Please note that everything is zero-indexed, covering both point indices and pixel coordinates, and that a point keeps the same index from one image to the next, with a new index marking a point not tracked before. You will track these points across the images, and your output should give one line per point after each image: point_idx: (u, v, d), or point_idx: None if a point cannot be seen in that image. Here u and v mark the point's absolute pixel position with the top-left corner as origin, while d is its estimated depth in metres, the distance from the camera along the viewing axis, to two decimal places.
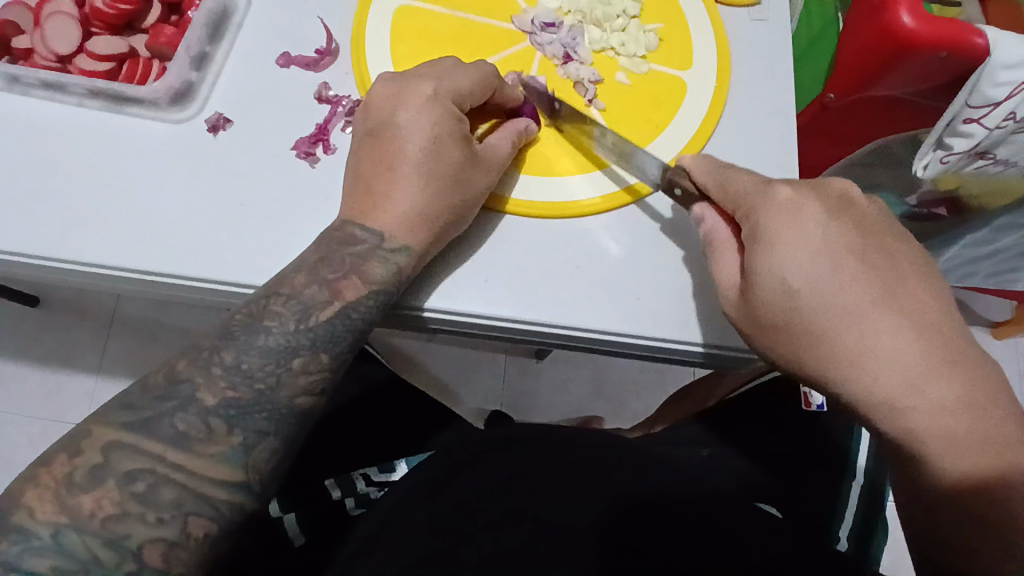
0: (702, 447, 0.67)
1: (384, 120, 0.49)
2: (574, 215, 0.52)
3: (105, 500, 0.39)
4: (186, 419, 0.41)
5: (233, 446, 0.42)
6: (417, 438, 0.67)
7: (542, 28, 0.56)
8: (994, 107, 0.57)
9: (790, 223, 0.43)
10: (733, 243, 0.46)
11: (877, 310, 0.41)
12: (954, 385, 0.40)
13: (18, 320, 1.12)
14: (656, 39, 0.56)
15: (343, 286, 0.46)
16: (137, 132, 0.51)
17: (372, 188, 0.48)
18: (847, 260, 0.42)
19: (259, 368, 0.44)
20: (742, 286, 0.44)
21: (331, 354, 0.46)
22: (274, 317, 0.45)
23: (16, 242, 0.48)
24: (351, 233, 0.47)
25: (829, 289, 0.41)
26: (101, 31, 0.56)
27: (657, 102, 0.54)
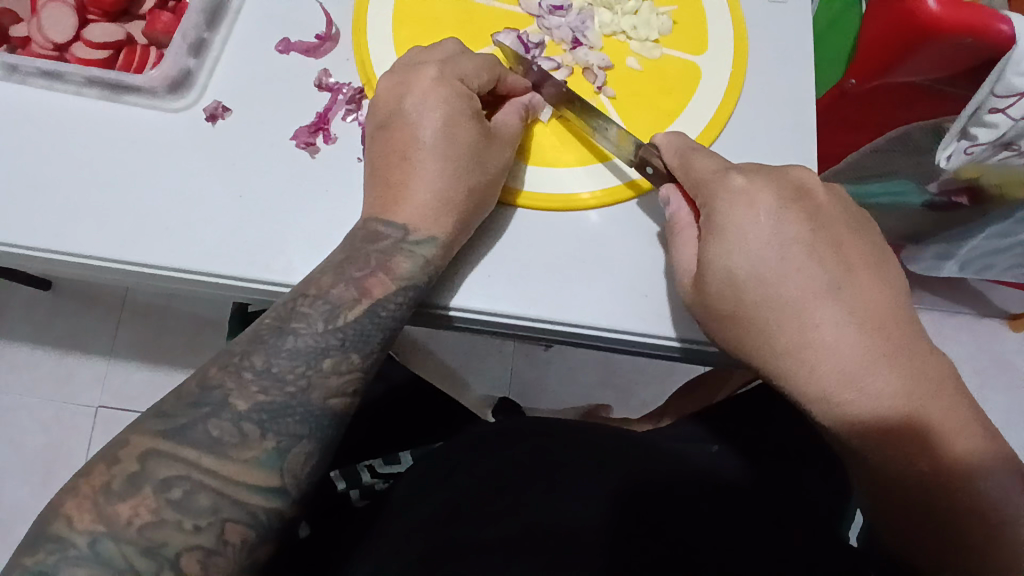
0: (710, 443, 0.66)
1: (393, 112, 0.48)
2: (558, 207, 0.50)
3: (142, 508, 0.38)
4: (219, 425, 0.41)
5: (267, 450, 0.41)
6: (421, 432, 0.68)
7: (550, 11, 0.53)
8: (1019, 97, 0.54)
9: (734, 215, 0.44)
10: (694, 231, 0.47)
11: (819, 305, 0.42)
12: (893, 379, 0.42)
13: (31, 305, 1.13)
14: (670, 22, 0.54)
15: (370, 283, 0.45)
16: (136, 123, 0.50)
17: (391, 180, 0.47)
18: (795, 249, 0.43)
19: (290, 371, 0.43)
20: (697, 276, 0.45)
21: (362, 353, 0.45)
22: (302, 319, 0.44)
23: (24, 237, 0.47)
24: (374, 230, 0.46)
25: (774, 289, 0.43)
26: (98, 17, 0.54)
27: (669, 89, 0.52)
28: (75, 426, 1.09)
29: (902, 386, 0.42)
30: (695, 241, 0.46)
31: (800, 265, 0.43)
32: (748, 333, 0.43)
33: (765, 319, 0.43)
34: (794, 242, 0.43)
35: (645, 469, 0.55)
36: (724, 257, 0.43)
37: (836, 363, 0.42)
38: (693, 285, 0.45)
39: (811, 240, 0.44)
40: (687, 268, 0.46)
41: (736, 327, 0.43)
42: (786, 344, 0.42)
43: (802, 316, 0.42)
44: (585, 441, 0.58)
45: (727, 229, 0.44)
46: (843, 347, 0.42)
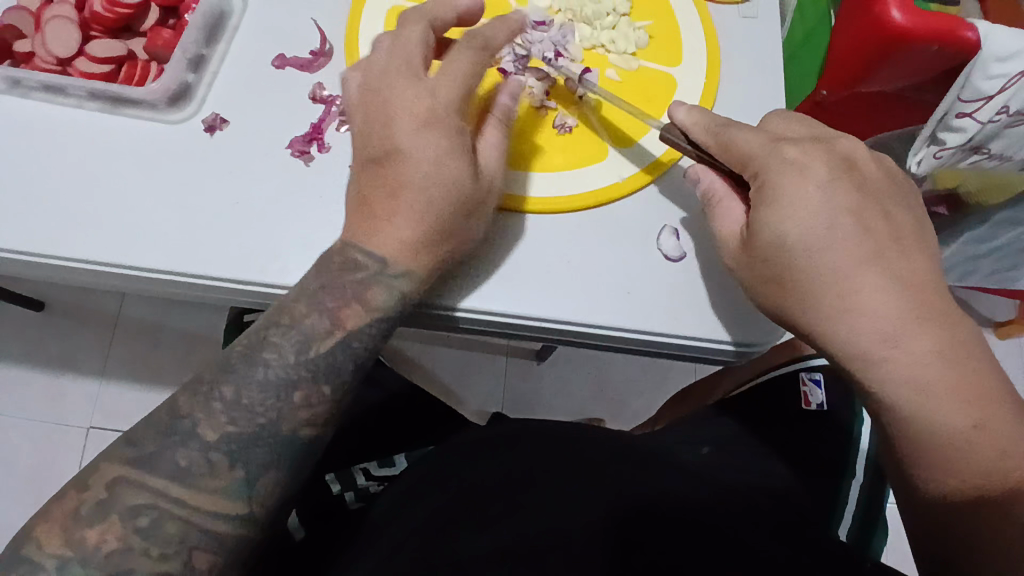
0: (703, 445, 0.66)
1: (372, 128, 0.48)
2: (552, 211, 0.52)
3: (110, 534, 0.39)
4: (187, 454, 0.41)
5: (236, 480, 0.42)
6: (412, 436, 0.68)
7: (532, 27, 0.56)
8: (985, 101, 0.58)
9: (793, 180, 0.45)
10: (733, 201, 0.49)
11: (864, 268, 0.43)
12: (930, 340, 0.42)
13: (25, 323, 1.14)
14: (646, 37, 0.56)
15: (345, 314, 0.45)
16: (136, 135, 0.52)
17: (376, 212, 0.47)
18: (846, 217, 0.44)
19: (260, 403, 0.43)
20: (744, 237, 0.47)
21: (333, 384, 0.45)
22: (274, 349, 0.44)
23: (24, 244, 0.48)
24: (351, 257, 0.46)
25: (821, 251, 0.44)
26: (100, 34, 0.56)
27: (647, 98, 0.55)
28: (67, 447, 1.09)
29: (943, 345, 0.41)
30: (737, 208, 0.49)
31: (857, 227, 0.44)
32: (794, 292, 0.45)
33: (808, 281, 0.44)
34: (847, 209, 0.45)
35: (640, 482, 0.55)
36: (777, 216, 0.45)
37: (876, 321, 0.42)
38: (739, 247, 0.48)
39: (860, 208, 0.45)
40: (732, 232, 0.48)
41: (781, 274, 0.45)
42: (833, 303, 0.43)
43: (850, 279, 0.43)
44: (572, 449, 0.58)
45: (777, 198, 0.45)
46: (886, 309, 0.42)
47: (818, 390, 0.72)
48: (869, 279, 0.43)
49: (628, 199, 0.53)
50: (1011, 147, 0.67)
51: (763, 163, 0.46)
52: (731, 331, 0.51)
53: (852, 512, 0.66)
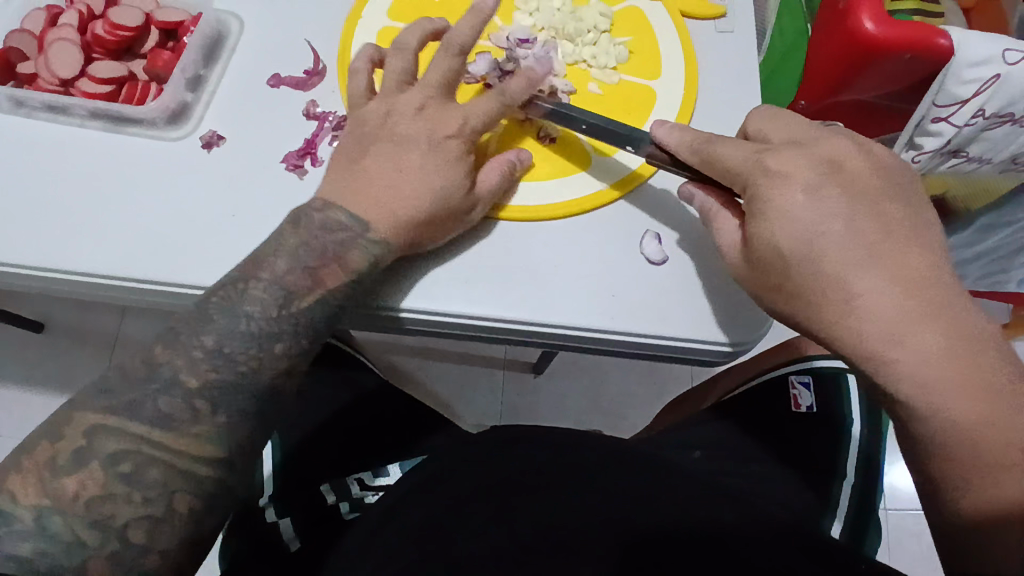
0: (695, 448, 0.68)
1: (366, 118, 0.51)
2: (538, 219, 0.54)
3: (89, 481, 0.39)
4: (169, 401, 0.42)
5: (217, 427, 0.42)
6: (402, 441, 0.69)
7: (517, 44, 0.58)
8: (961, 104, 0.61)
9: (779, 188, 0.44)
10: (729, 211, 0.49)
11: (861, 272, 0.41)
12: (939, 337, 0.39)
13: (26, 343, 1.15)
14: (626, 52, 0.58)
15: (324, 274, 0.47)
16: (135, 152, 0.53)
17: (371, 179, 0.49)
18: (836, 222, 0.43)
19: (240, 352, 0.44)
20: (743, 248, 0.47)
21: (312, 340, 0.46)
22: (255, 303, 0.45)
23: (27, 257, 0.50)
24: (335, 217, 0.48)
25: (816, 257, 0.43)
26: (102, 56, 0.57)
27: (627, 109, 0.57)
28: None
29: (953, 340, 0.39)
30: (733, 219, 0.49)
31: (850, 230, 0.43)
32: (795, 300, 0.44)
33: (805, 287, 0.43)
34: (838, 214, 0.43)
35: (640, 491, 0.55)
36: (765, 228, 0.44)
37: (879, 323, 0.40)
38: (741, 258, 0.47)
39: (852, 210, 0.43)
40: (733, 243, 0.48)
41: (782, 282, 0.44)
42: (832, 308, 0.42)
43: (848, 284, 0.42)
44: (564, 451, 0.59)
45: (766, 208, 0.44)
46: (886, 310, 0.40)
47: (807, 393, 0.73)
48: (864, 283, 0.41)
49: (612, 207, 0.55)
50: (990, 149, 0.69)
51: (748, 179, 0.46)
52: (716, 332, 0.52)
53: (843, 518, 0.66)
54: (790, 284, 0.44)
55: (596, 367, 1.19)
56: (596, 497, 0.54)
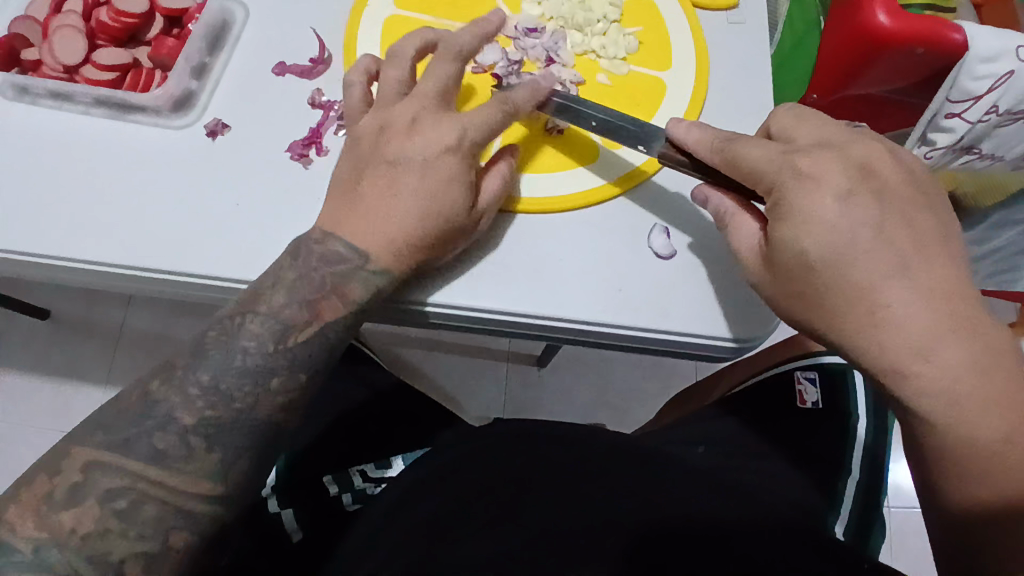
0: (700, 443, 0.67)
1: (376, 125, 0.49)
2: (554, 212, 0.54)
3: (86, 517, 0.40)
4: (164, 438, 0.42)
5: (212, 463, 0.43)
6: (418, 437, 0.69)
7: (525, 34, 0.57)
8: (976, 100, 0.59)
9: (809, 193, 0.42)
10: (747, 215, 0.47)
11: (890, 283, 0.41)
12: (964, 349, 0.39)
13: (31, 333, 1.15)
14: (636, 42, 0.57)
15: (322, 306, 0.47)
16: (140, 140, 0.53)
17: (365, 206, 0.48)
18: (865, 230, 0.42)
19: (237, 388, 0.44)
20: (763, 254, 0.45)
21: (308, 374, 0.46)
22: (251, 338, 0.45)
23: (32, 245, 0.50)
24: (333, 249, 0.47)
25: (847, 267, 0.41)
26: (106, 43, 0.57)
27: (637, 101, 0.56)
28: None
29: (974, 355, 0.39)
30: (753, 223, 0.47)
31: (874, 241, 0.42)
32: (816, 310, 0.43)
33: (831, 297, 0.42)
34: (871, 221, 0.42)
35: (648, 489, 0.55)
36: (795, 234, 0.42)
37: (904, 337, 0.40)
38: (761, 263, 0.45)
39: (881, 218, 0.42)
40: (750, 249, 0.46)
41: (805, 292, 0.43)
42: (857, 320, 0.41)
43: (874, 296, 0.41)
44: (569, 446, 0.59)
45: (796, 214, 0.42)
46: (914, 323, 0.40)
47: (812, 389, 0.72)
48: (893, 295, 0.40)
49: (619, 200, 0.54)
50: (1002, 147, 0.68)
51: (776, 180, 0.43)
52: (724, 327, 0.51)
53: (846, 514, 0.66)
54: (815, 295, 0.43)
55: (600, 360, 1.19)
56: (599, 496, 0.54)
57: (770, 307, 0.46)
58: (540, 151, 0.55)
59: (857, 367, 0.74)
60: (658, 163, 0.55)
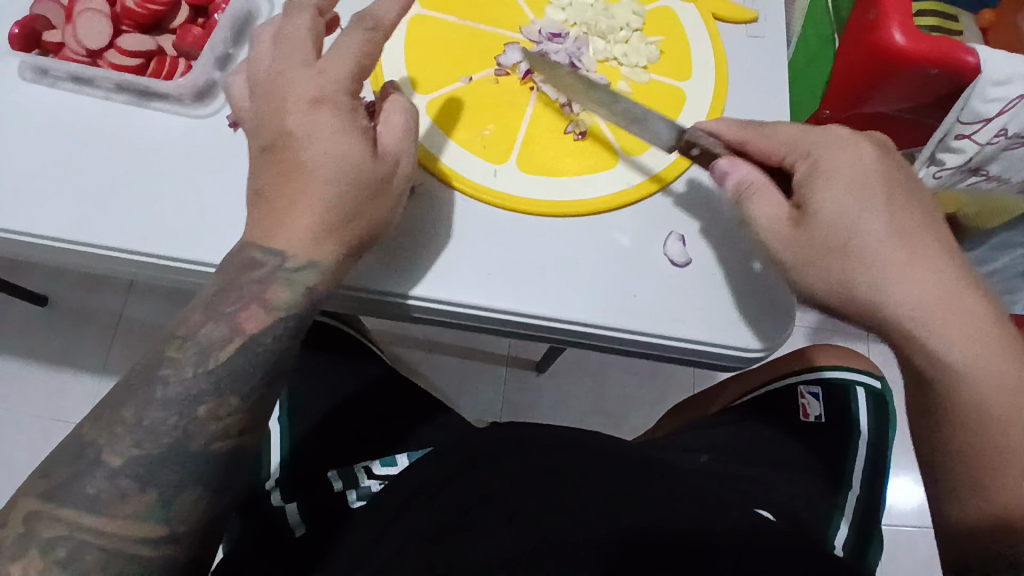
0: (704, 453, 0.67)
1: (276, 132, 0.46)
2: (575, 214, 0.53)
3: (30, 567, 0.39)
4: (96, 482, 0.41)
5: (149, 503, 0.41)
6: (399, 435, 0.70)
7: (548, 38, 0.57)
8: (984, 123, 0.60)
9: (845, 154, 0.46)
10: (771, 188, 0.48)
11: (917, 233, 0.45)
12: (975, 293, 0.44)
13: (27, 318, 1.15)
14: (658, 51, 0.58)
15: (243, 319, 0.45)
16: (160, 127, 0.53)
17: (277, 201, 0.45)
18: (892, 189, 0.46)
19: (162, 423, 0.42)
20: (794, 219, 0.46)
21: (240, 396, 0.44)
22: (171, 365, 0.43)
23: (48, 228, 0.50)
24: (251, 256, 0.45)
25: (877, 220, 0.45)
26: (130, 29, 0.56)
27: (656, 110, 0.56)
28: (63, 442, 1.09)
29: (985, 299, 0.44)
30: (772, 195, 0.47)
31: (888, 207, 0.45)
32: (852, 264, 0.44)
33: (867, 249, 0.44)
34: (889, 184, 0.46)
35: (656, 497, 0.55)
36: (830, 191, 0.45)
37: (934, 281, 0.44)
38: (790, 227, 0.46)
39: (898, 181, 0.47)
40: (776, 217, 0.47)
41: (841, 249, 0.45)
42: (893, 268, 0.44)
43: (909, 249, 0.44)
44: (577, 451, 0.60)
45: (833, 173, 0.46)
46: (937, 269, 0.44)
47: (816, 403, 0.73)
48: (905, 258, 0.44)
49: (635, 205, 0.54)
50: (1009, 169, 0.69)
51: (809, 148, 0.47)
52: (732, 337, 0.51)
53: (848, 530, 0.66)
54: (850, 246, 0.44)
55: (599, 368, 1.19)
56: (608, 507, 0.53)
57: (792, 275, 0.47)
58: (559, 145, 0.55)
59: (861, 383, 0.75)
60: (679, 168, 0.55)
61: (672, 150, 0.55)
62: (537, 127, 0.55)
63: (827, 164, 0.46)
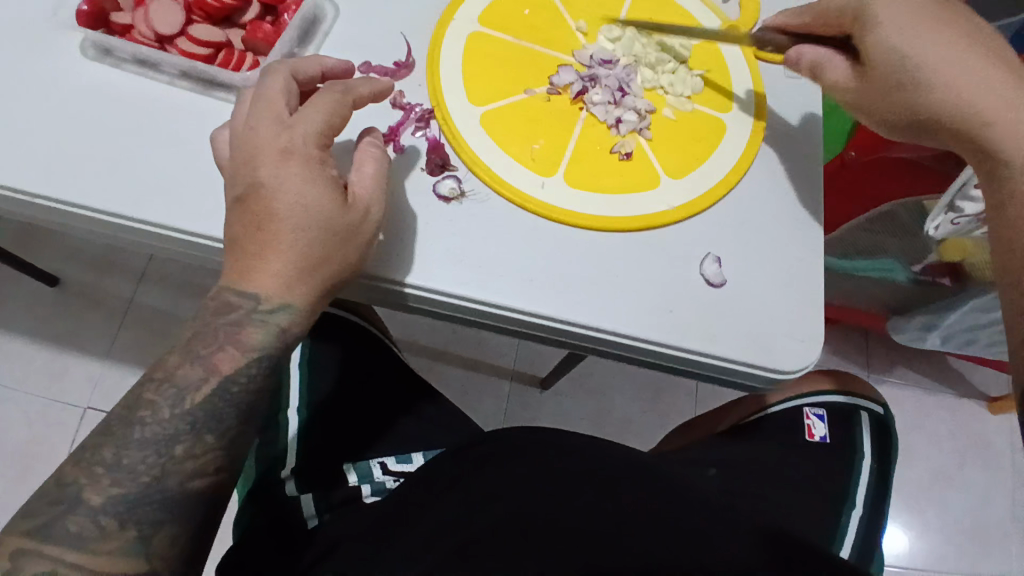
0: (709, 466, 0.68)
1: (247, 185, 0.47)
2: (617, 230, 0.55)
3: None
4: (78, 520, 0.41)
5: (131, 539, 0.42)
6: (386, 424, 0.70)
7: (600, 64, 0.60)
8: None
9: (914, 29, 0.52)
10: (840, 56, 0.56)
11: (1008, 88, 0.50)
12: None
13: (37, 297, 1.15)
14: (701, 83, 0.61)
15: (219, 360, 0.46)
16: (222, 115, 0.55)
17: (246, 251, 0.47)
18: (970, 52, 0.51)
19: (141, 461, 0.43)
20: (859, 70, 0.55)
21: (216, 434, 0.46)
22: (149, 407, 0.45)
23: (101, 202, 0.52)
24: (226, 300, 0.47)
25: (936, 65, 0.51)
26: (200, 20, 0.59)
27: (697, 138, 0.59)
28: (58, 424, 1.09)
29: None
30: (841, 61, 0.56)
31: (983, 77, 0.51)
32: (905, 91, 0.52)
33: (930, 83, 0.51)
34: (975, 51, 0.51)
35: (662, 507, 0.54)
36: (889, 33, 0.52)
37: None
38: (855, 77, 0.55)
39: (976, 49, 0.51)
40: (839, 71, 0.56)
41: (893, 79, 0.53)
42: (955, 96, 0.51)
43: (989, 87, 0.50)
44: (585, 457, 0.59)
45: (903, 29, 0.52)
46: None
47: (821, 423, 0.74)
48: (999, 104, 0.50)
49: (674, 225, 0.56)
50: None
51: (859, 12, 0.54)
52: (766, 359, 0.53)
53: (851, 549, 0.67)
54: (910, 88, 0.52)
55: (603, 389, 1.20)
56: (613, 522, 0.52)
57: (861, 113, 0.56)
58: (605, 163, 0.57)
59: (865, 408, 0.77)
60: (721, 192, 0.57)
61: (712, 176, 0.58)
62: (586, 145, 0.57)
63: (912, 57, 0.51)
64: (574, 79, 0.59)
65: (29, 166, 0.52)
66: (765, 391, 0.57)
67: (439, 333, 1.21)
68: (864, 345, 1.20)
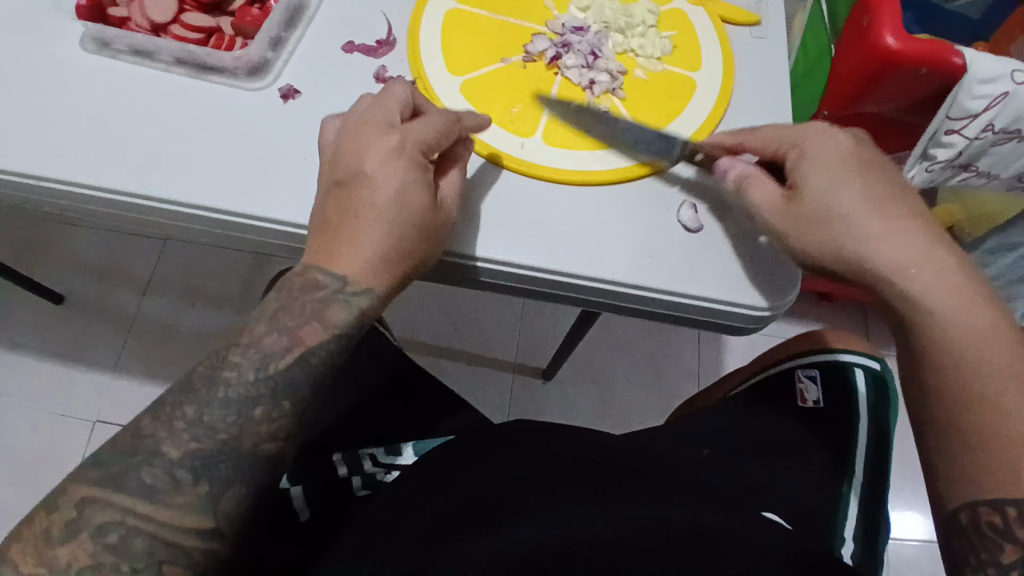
0: (703, 446, 0.66)
1: (353, 171, 0.48)
2: (592, 182, 0.57)
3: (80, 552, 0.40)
4: (152, 472, 0.42)
5: (201, 496, 0.43)
6: (430, 419, 0.71)
7: (572, 31, 0.63)
8: (972, 118, 0.65)
9: (829, 159, 0.49)
10: (765, 176, 0.52)
11: (877, 216, 0.47)
12: (948, 268, 0.45)
13: (42, 312, 1.17)
14: (670, 45, 0.63)
15: (304, 333, 0.47)
16: (217, 95, 0.58)
17: (338, 235, 0.48)
18: (868, 190, 0.48)
19: (221, 420, 0.44)
20: (787, 195, 0.50)
21: (281, 424, 0.46)
22: (234, 367, 0.46)
23: (106, 180, 0.54)
24: (314, 278, 0.47)
25: (848, 204, 0.47)
26: (193, 9, 0.62)
27: (669, 95, 0.61)
28: (68, 437, 1.10)
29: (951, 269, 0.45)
30: (766, 181, 0.52)
31: (891, 217, 0.47)
32: (834, 224, 0.47)
33: (821, 215, 0.48)
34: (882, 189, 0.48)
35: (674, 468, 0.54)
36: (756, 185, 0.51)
37: (892, 246, 0.46)
38: (784, 203, 0.50)
39: (868, 172, 0.49)
40: (769, 203, 0.51)
41: (821, 216, 0.48)
42: (857, 233, 0.47)
43: (878, 227, 0.46)
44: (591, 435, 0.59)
45: (819, 171, 0.49)
46: (893, 245, 0.46)
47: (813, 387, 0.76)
48: (889, 227, 0.46)
49: (648, 178, 0.58)
50: (998, 164, 0.72)
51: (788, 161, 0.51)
52: (753, 296, 0.54)
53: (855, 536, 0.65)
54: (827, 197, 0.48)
55: (604, 375, 1.21)
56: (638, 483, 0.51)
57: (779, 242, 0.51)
58: None
59: (860, 365, 0.78)
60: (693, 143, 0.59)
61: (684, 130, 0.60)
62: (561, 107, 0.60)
63: (845, 205, 0.47)
64: (547, 46, 0.61)
65: (37, 151, 0.55)
66: (745, 332, 0.58)
67: (439, 329, 1.23)
68: (856, 316, 1.22)
